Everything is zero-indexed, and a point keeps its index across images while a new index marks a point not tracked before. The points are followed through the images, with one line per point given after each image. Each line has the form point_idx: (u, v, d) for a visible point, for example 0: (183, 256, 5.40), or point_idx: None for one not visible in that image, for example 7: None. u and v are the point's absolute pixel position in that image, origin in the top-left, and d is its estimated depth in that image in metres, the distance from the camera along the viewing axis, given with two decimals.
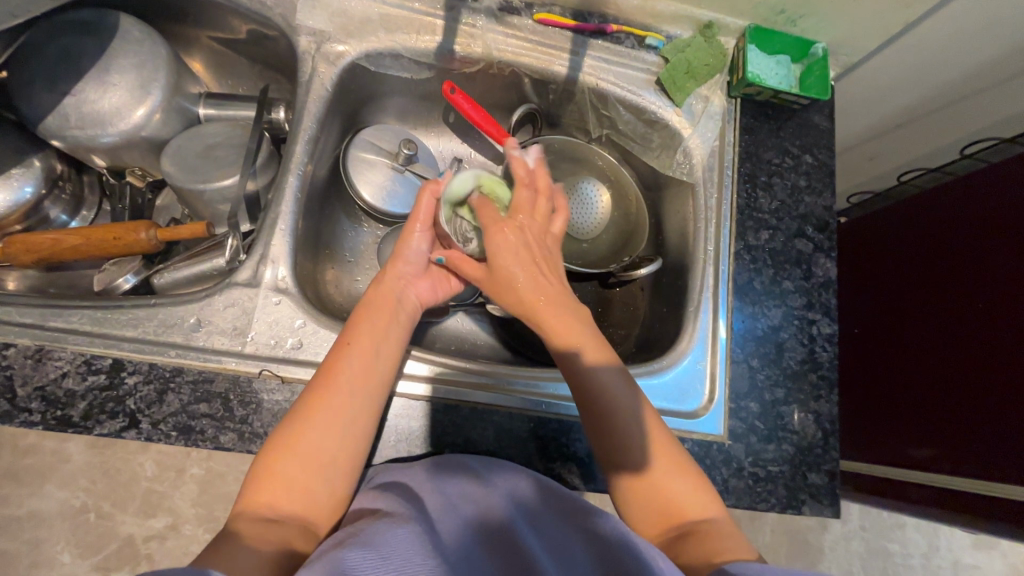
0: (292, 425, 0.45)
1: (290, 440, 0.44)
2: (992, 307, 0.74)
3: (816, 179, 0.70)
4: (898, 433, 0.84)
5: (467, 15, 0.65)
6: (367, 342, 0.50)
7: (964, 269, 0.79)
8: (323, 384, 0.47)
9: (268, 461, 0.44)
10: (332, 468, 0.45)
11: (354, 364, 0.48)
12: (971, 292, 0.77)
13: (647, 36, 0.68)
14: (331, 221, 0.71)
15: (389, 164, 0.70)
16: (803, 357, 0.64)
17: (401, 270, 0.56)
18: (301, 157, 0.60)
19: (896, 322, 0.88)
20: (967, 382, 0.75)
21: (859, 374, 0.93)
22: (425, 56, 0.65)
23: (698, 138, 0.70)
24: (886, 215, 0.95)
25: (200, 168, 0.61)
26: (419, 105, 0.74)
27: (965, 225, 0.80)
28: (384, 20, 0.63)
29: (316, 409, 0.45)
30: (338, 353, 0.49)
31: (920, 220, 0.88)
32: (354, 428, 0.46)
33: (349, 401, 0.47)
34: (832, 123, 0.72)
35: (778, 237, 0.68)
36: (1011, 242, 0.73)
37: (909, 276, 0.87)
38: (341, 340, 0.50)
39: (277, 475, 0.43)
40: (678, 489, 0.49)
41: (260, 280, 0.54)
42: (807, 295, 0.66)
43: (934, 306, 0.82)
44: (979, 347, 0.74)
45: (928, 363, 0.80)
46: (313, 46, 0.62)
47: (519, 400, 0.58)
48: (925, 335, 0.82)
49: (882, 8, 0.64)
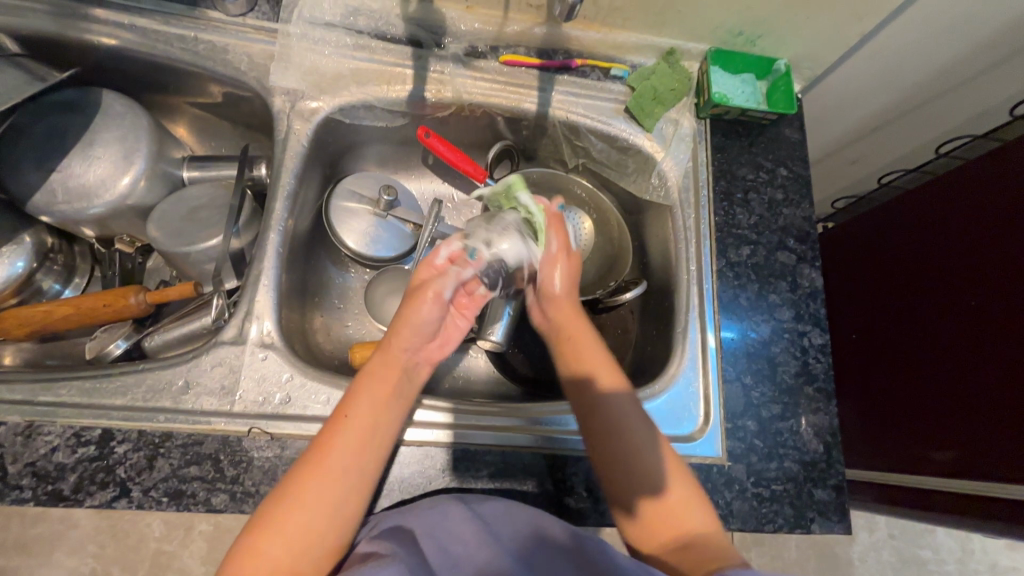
0: (283, 495, 0.45)
1: (280, 516, 0.44)
2: (997, 297, 0.72)
3: (792, 190, 0.71)
4: (912, 438, 0.82)
5: (435, 63, 0.67)
6: (367, 393, 0.50)
7: (961, 264, 0.78)
8: (317, 461, 0.46)
9: (253, 541, 0.43)
10: (327, 543, 0.45)
11: (359, 411, 0.48)
12: (966, 287, 0.76)
13: (612, 68, 0.70)
14: (316, 270, 0.72)
15: (371, 211, 0.72)
16: (798, 370, 0.64)
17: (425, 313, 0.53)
18: (282, 213, 0.61)
19: (894, 324, 0.87)
20: (974, 378, 0.73)
21: (862, 379, 0.91)
22: (398, 105, 0.67)
23: (672, 160, 0.71)
24: (871, 219, 0.96)
25: (184, 230, 0.63)
26: (398, 150, 0.76)
27: (961, 218, 0.79)
28: (355, 74, 0.65)
29: (305, 491, 0.45)
30: (336, 429, 0.47)
31: (904, 222, 0.89)
32: (348, 505, 0.46)
33: (347, 483, 0.46)
34: (803, 135, 0.73)
35: (760, 251, 0.68)
36: (1011, 231, 0.72)
37: (904, 276, 0.87)
38: (338, 409, 0.49)
39: (262, 557, 0.42)
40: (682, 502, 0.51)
41: (246, 337, 0.55)
42: (795, 307, 0.66)
43: (937, 302, 0.80)
44: (982, 341, 0.73)
45: (939, 363, 0.78)
46: (288, 105, 0.63)
47: (512, 437, 0.58)
48: (930, 334, 0.80)
49: (838, 21, 0.66)
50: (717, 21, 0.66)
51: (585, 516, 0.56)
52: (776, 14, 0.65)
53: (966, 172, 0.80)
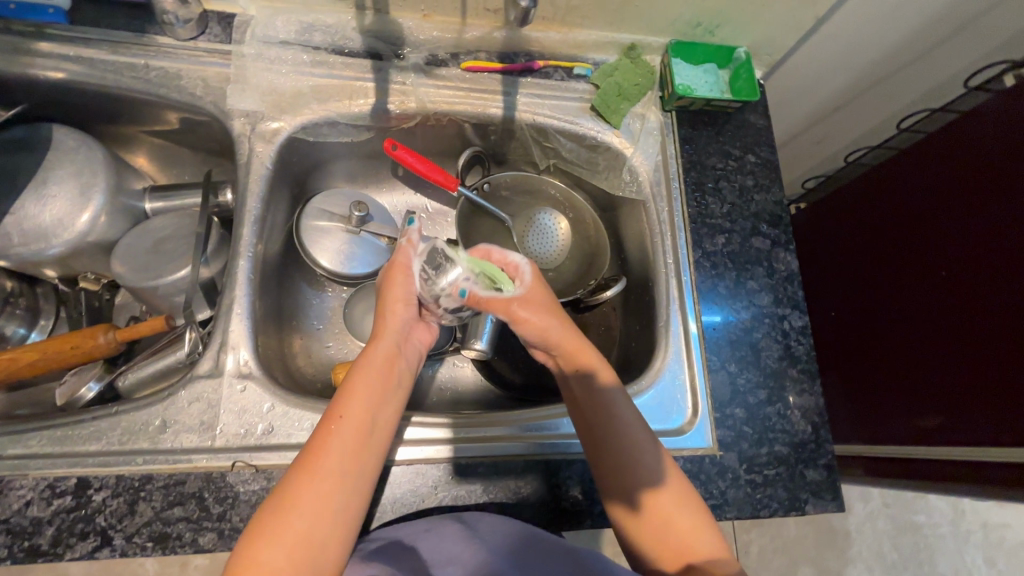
0: (280, 501, 0.43)
1: (273, 529, 0.42)
2: (971, 262, 0.73)
3: (761, 176, 0.72)
4: (897, 408, 0.83)
5: (396, 74, 0.66)
6: (359, 392, 0.49)
7: (932, 235, 0.79)
8: (308, 466, 0.45)
9: (250, 552, 0.40)
10: (327, 548, 0.42)
11: (352, 411, 0.48)
12: (938, 257, 0.78)
13: (575, 67, 0.70)
14: (292, 293, 0.71)
15: (343, 228, 0.71)
16: (780, 354, 0.65)
17: (400, 320, 0.56)
18: (250, 239, 0.59)
19: (873, 297, 0.88)
20: (955, 345, 0.74)
21: (846, 354, 0.92)
22: (362, 119, 0.66)
23: (641, 155, 0.71)
24: (842, 196, 0.97)
25: (150, 264, 0.61)
26: (366, 164, 0.75)
27: (927, 188, 0.81)
28: (315, 91, 0.64)
29: (298, 498, 0.43)
30: (326, 429, 0.47)
31: (874, 196, 0.90)
32: (347, 502, 0.45)
33: (343, 484, 0.45)
34: (768, 120, 0.74)
35: (735, 238, 0.68)
36: (980, 197, 0.73)
37: (879, 250, 0.88)
38: (329, 411, 0.48)
39: (260, 567, 0.40)
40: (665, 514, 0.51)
41: (222, 369, 0.54)
42: (773, 291, 0.67)
43: (912, 274, 0.81)
44: (960, 309, 0.74)
45: (918, 331, 0.79)
46: (248, 127, 0.62)
47: (506, 446, 0.57)
48: (908, 305, 0.81)
49: (794, 6, 0.67)
50: (675, 14, 0.67)
51: (581, 519, 0.55)
52: (733, 4, 0.65)
53: (930, 142, 0.81)
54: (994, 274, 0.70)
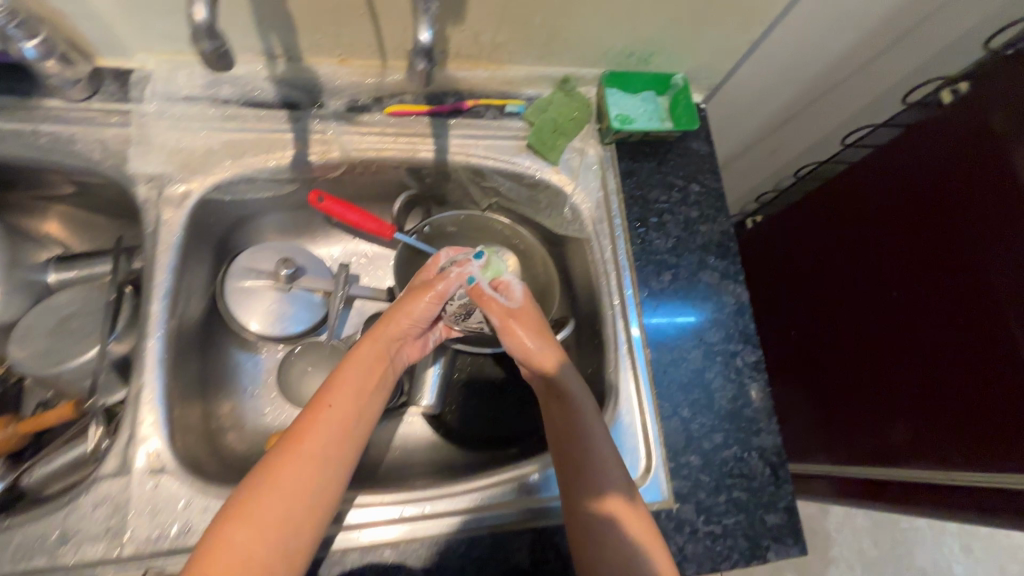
0: (262, 483, 0.45)
1: (245, 514, 0.43)
2: (935, 282, 0.73)
3: (706, 206, 0.69)
4: (874, 427, 0.83)
5: (316, 123, 0.62)
6: (347, 391, 0.51)
7: (901, 253, 0.78)
8: (292, 452, 0.47)
9: (223, 531, 0.43)
10: (292, 539, 0.44)
11: (337, 406, 0.50)
12: (908, 277, 0.77)
13: (507, 104, 0.67)
14: (221, 359, 0.66)
15: (273, 286, 0.67)
16: (734, 393, 0.62)
17: (398, 330, 0.57)
18: (161, 316, 0.54)
19: (847, 314, 0.87)
20: (929, 367, 0.74)
21: (826, 371, 0.92)
22: (282, 173, 0.62)
23: (582, 191, 0.68)
24: (807, 209, 0.96)
25: (55, 346, 0.57)
26: (296, 215, 0.71)
27: (881, 203, 0.82)
28: (228, 147, 0.60)
29: (279, 479, 0.45)
30: (313, 420, 0.49)
31: (840, 211, 0.89)
32: (321, 499, 0.46)
33: (320, 476, 0.47)
34: (710, 146, 0.72)
35: (682, 274, 0.66)
36: (947, 217, 0.72)
37: (849, 266, 0.87)
38: (316, 402, 0.51)
39: (229, 547, 0.42)
40: (636, 522, 0.51)
41: (130, 467, 0.49)
42: (724, 327, 0.65)
43: (885, 293, 0.80)
44: (933, 331, 0.73)
45: (890, 347, 0.80)
46: (154, 192, 0.57)
47: (461, 524, 0.54)
48: (883, 324, 0.81)
49: (725, 33, 0.65)
50: (605, 46, 0.64)
51: None
52: (663, 34, 0.63)
53: (888, 158, 0.80)
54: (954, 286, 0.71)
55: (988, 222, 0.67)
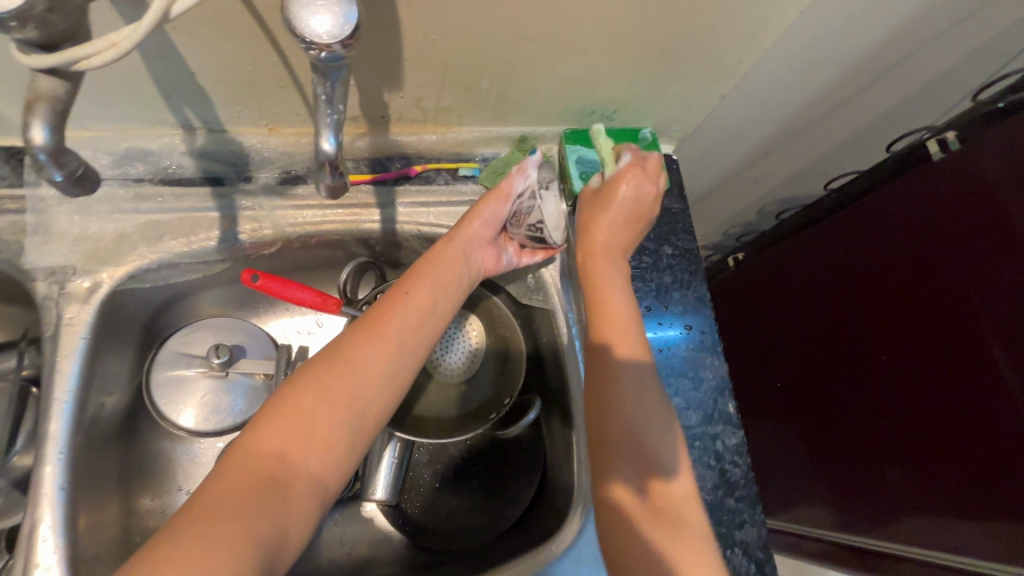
0: (331, 365, 0.43)
1: (320, 380, 0.42)
2: (926, 345, 0.68)
3: (680, 269, 0.64)
4: (860, 489, 0.79)
5: (244, 199, 0.56)
6: (424, 293, 0.50)
7: (890, 309, 0.73)
8: (376, 332, 0.45)
9: (286, 399, 0.41)
10: (332, 449, 0.41)
11: (404, 318, 0.47)
12: (897, 335, 0.72)
13: (459, 168, 0.62)
14: (148, 456, 0.59)
15: (205, 372, 0.60)
16: (715, 482, 0.57)
17: (473, 234, 0.55)
18: (60, 437, 0.48)
19: (833, 367, 0.83)
20: (919, 434, 0.69)
21: (811, 422, 0.88)
22: (207, 255, 0.56)
23: (546, 258, 0.64)
24: (789, 250, 0.91)
25: None
26: (233, 290, 0.64)
27: (857, 249, 0.79)
28: (142, 231, 0.53)
29: (347, 365, 0.43)
30: (377, 320, 0.46)
31: (823, 257, 0.84)
32: (386, 392, 0.45)
33: (370, 387, 0.43)
34: (684, 203, 0.67)
35: (655, 348, 0.61)
36: (935, 277, 0.67)
37: (834, 316, 0.83)
38: (394, 292, 0.49)
39: (295, 413, 0.40)
40: (681, 493, 0.45)
41: None
42: (702, 407, 0.60)
43: (873, 349, 0.76)
44: (923, 396, 0.69)
45: (878, 404, 0.76)
46: (55, 288, 0.51)
47: None
48: (870, 381, 0.77)
49: (694, 87, 0.60)
50: (564, 104, 0.59)
51: None
52: (625, 91, 0.58)
53: (873, 207, 0.75)
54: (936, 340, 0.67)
55: (977, 286, 0.62)
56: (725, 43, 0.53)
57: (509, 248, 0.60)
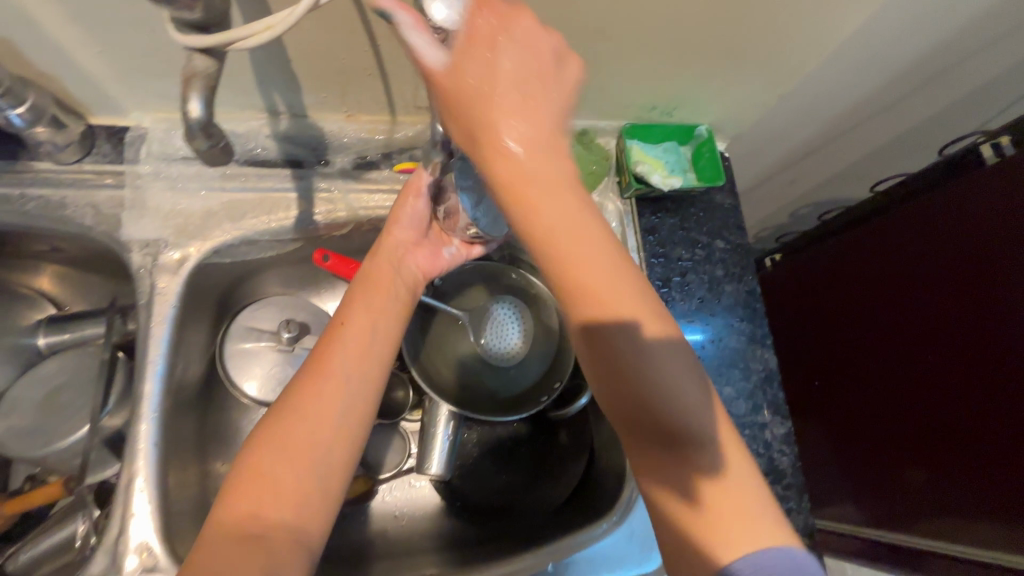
0: (292, 404, 0.45)
1: (279, 440, 0.43)
2: (971, 351, 0.70)
3: (732, 264, 0.66)
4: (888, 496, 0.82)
5: (320, 181, 0.58)
6: (362, 315, 0.50)
7: (931, 314, 0.75)
8: (322, 371, 0.46)
9: (250, 456, 0.42)
10: (319, 475, 0.43)
11: (352, 341, 0.48)
12: (938, 340, 0.74)
13: None
14: (221, 423, 0.62)
15: (274, 346, 0.63)
16: (763, 470, 0.59)
17: (398, 241, 0.55)
18: (153, 398, 0.51)
19: (875, 370, 0.85)
20: (957, 436, 0.72)
21: (848, 423, 0.89)
22: (284, 233, 0.58)
23: None
24: (832, 252, 0.93)
25: (44, 424, 0.54)
26: (300, 269, 0.67)
27: (888, 263, 0.82)
28: (227, 208, 0.56)
29: (309, 401, 0.45)
30: (326, 346, 0.48)
31: (868, 263, 0.86)
32: (348, 421, 0.46)
33: (332, 408, 0.45)
34: (736, 199, 0.68)
35: (707, 338, 0.63)
36: (981, 283, 0.68)
37: (876, 319, 0.84)
38: (334, 320, 0.50)
39: (264, 469, 0.42)
40: (730, 503, 0.35)
41: (121, 566, 0.46)
42: (751, 397, 0.61)
43: (913, 352, 0.78)
44: (964, 400, 0.71)
45: (913, 407, 0.78)
46: (148, 260, 0.54)
47: None
48: (910, 384, 0.78)
49: (755, 87, 0.61)
50: (628, 100, 0.61)
51: None
52: (689, 88, 0.60)
53: (919, 214, 0.77)
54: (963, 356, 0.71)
55: (1018, 294, 0.64)
56: (791, 45, 0.54)
57: (452, 242, 0.59)
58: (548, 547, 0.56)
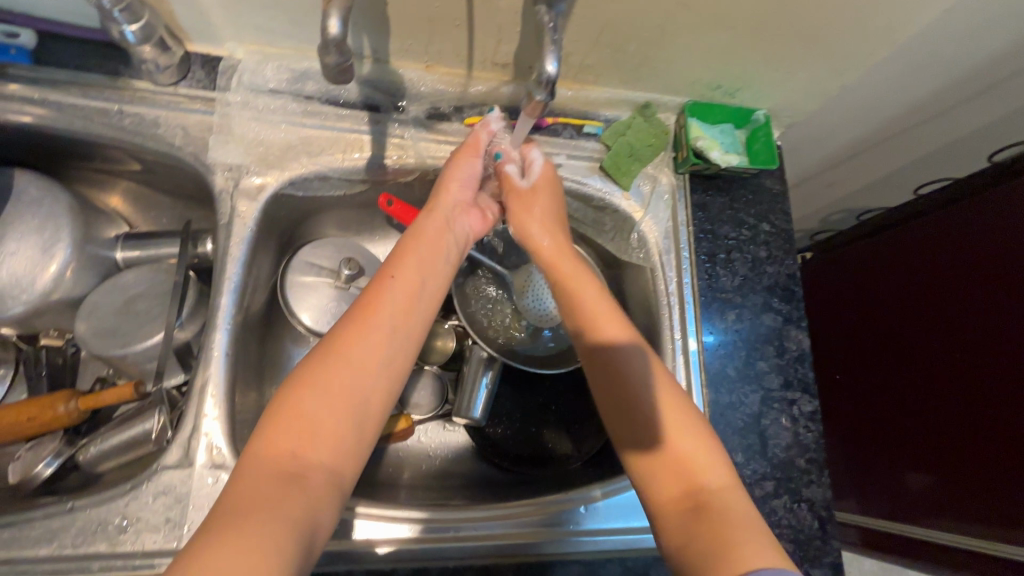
0: (338, 345, 0.43)
1: (320, 382, 0.41)
2: (995, 345, 0.73)
3: (776, 247, 0.68)
4: (919, 490, 0.84)
5: (395, 128, 0.61)
6: (411, 267, 0.49)
7: (958, 311, 0.78)
8: (369, 318, 0.45)
9: (293, 395, 0.41)
10: (360, 418, 0.42)
11: (400, 291, 0.47)
12: (966, 336, 0.77)
13: (585, 125, 0.66)
14: (276, 350, 0.66)
15: (332, 283, 0.66)
16: (789, 442, 0.62)
17: (450, 197, 0.57)
18: (227, 310, 0.54)
19: (897, 366, 0.87)
20: (981, 429, 0.74)
21: (871, 419, 0.92)
22: (355, 173, 0.61)
23: (651, 221, 0.67)
24: (862, 252, 0.96)
25: (119, 328, 0.57)
26: (360, 213, 0.70)
27: (921, 264, 0.84)
28: (305, 143, 0.59)
29: (354, 343, 0.43)
30: (375, 293, 0.47)
31: (897, 263, 0.88)
32: (389, 370, 0.44)
33: (379, 351, 0.44)
34: (784, 186, 0.70)
35: (746, 315, 0.65)
36: (1009, 280, 0.71)
37: (902, 317, 0.87)
38: (382, 271, 0.49)
39: (306, 410, 0.40)
40: (703, 468, 0.46)
41: (192, 460, 0.49)
42: (783, 373, 0.64)
43: (939, 349, 0.80)
44: (988, 393, 0.73)
45: (938, 402, 0.80)
46: (230, 183, 0.57)
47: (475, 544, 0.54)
48: (934, 379, 0.81)
49: (818, 75, 0.63)
50: (694, 76, 0.63)
51: None
52: (756, 69, 0.62)
53: (951, 215, 0.79)
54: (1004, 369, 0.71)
55: None
56: (863, 34, 0.56)
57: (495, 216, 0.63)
58: (575, 494, 0.58)
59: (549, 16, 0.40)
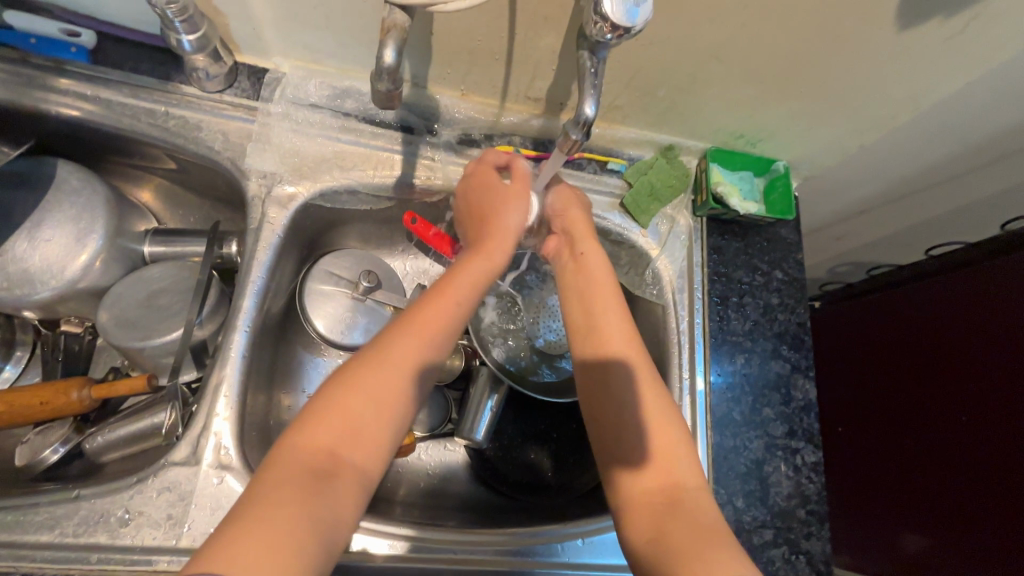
0: (375, 355, 0.42)
1: (365, 391, 0.41)
2: (994, 405, 0.73)
3: (787, 295, 0.69)
4: (920, 546, 0.82)
5: (426, 149, 0.64)
6: (469, 282, 0.48)
7: (960, 370, 0.79)
8: (413, 331, 0.44)
9: (331, 397, 0.40)
10: (389, 427, 0.42)
11: (450, 306, 0.46)
12: (967, 395, 0.77)
13: (609, 161, 0.68)
14: (287, 355, 0.66)
15: (348, 294, 0.67)
16: (790, 492, 0.61)
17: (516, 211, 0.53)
18: (248, 312, 0.55)
19: (897, 421, 0.87)
20: (980, 488, 0.74)
21: (871, 474, 0.91)
22: (383, 190, 0.63)
23: (666, 259, 0.69)
24: (868, 307, 0.96)
25: (139, 321, 0.58)
26: (382, 229, 0.72)
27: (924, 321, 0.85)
28: (338, 157, 0.61)
29: (393, 355, 0.42)
30: (435, 302, 0.45)
31: (900, 319, 0.90)
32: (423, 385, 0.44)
33: (418, 363, 0.43)
34: (799, 236, 0.71)
35: (755, 360, 0.66)
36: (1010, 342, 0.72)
37: (904, 372, 0.88)
38: (444, 279, 0.48)
39: (339, 414, 0.40)
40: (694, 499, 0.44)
41: (199, 458, 0.50)
42: (788, 421, 0.64)
43: (940, 406, 0.81)
44: (987, 454, 0.73)
45: (939, 459, 0.80)
46: (263, 189, 0.59)
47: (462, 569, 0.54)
48: (934, 436, 0.81)
49: (839, 133, 0.65)
50: (719, 124, 0.65)
51: None
52: (779, 123, 0.64)
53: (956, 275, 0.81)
54: (1009, 450, 0.70)
55: None
56: (885, 99, 0.59)
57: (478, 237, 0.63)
58: (570, 527, 0.58)
59: (591, 62, 0.42)
